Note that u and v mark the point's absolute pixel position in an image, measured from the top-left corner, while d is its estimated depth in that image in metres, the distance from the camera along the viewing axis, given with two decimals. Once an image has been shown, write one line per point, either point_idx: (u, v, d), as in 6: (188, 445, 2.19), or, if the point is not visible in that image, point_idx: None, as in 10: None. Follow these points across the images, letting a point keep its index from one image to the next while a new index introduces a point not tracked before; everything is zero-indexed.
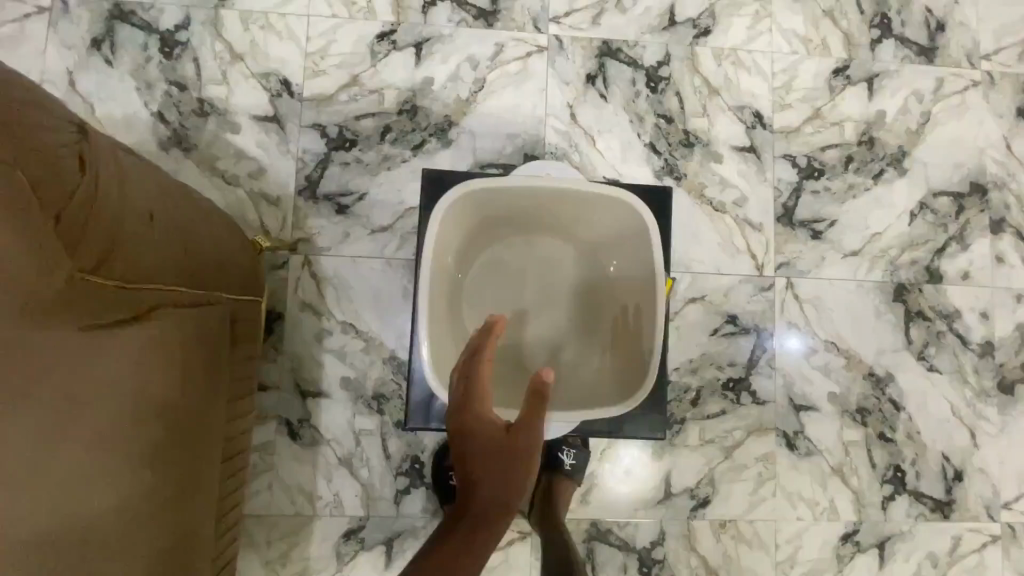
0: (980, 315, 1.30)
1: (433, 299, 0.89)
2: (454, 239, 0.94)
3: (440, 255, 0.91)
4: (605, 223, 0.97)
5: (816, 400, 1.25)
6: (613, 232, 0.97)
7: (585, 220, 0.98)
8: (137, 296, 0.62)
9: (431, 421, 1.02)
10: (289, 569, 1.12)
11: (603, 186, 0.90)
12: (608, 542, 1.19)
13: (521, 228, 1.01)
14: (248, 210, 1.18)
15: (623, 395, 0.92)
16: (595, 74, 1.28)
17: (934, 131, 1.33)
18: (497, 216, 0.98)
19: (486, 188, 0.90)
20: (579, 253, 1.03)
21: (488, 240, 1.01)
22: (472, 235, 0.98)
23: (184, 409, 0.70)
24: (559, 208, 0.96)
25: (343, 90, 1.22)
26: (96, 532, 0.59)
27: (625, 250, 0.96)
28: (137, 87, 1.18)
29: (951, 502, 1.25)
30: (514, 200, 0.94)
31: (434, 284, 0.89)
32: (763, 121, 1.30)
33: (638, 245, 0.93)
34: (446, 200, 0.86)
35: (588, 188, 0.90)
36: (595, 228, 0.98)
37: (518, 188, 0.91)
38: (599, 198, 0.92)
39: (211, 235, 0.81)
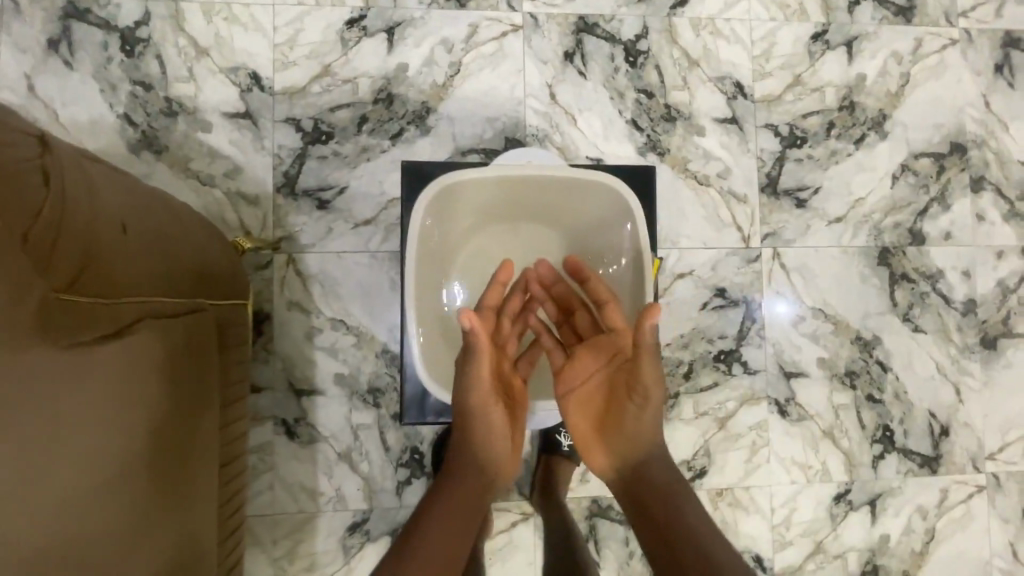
0: (963, 274, 1.32)
1: (419, 295, 0.89)
2: (439, 232, 0.93)
3: (424, 250, 0.90)
4: (588, 208, 0.96)
5: (806, 365, 1.27)
6: (600, 214, 0.95)
7: (571, 204, 0.96)
8: (118, 308, 0.61)
9: (426, 414, 1.02)
10: (295, 565, 1.13)
11: (586, 170, 0.88)
12: (608, 517, 1.21)
13: (507, 215, 1.00)
14: (227, 211, 1.16)
15: None
16: (573, 52, 1.25)
17: (914, 93, 1.33)
18: (478, 207, 0.97)
19: (466, 180, 0.89)
20: (566, 236, 1.01)
21: (473, 231, 1.00)
22: (458, 226, 0.97)
23: (175, 418, 0.69)
24: (543, 194, 0.95)
25: (315, 82, 1.19)
26: (91, 545, 0.58)
27: (612, 232, 0.95)
28: (100, 89, 1.14)
29: (938, 457, 1.29)
30: (497, 189, 0.93)
31: (420, 280, 0.89)
32: (744, 91, 1.29)
33: (624, 226, 0.92)
34: (426, 195, 0.86)
35: (569, 173, 0.89)
36: (580, 214, 0.98)
37: (497, 177, 0.90)
38: (581, 181, 0.91)
39: (189, 242, 0.79)
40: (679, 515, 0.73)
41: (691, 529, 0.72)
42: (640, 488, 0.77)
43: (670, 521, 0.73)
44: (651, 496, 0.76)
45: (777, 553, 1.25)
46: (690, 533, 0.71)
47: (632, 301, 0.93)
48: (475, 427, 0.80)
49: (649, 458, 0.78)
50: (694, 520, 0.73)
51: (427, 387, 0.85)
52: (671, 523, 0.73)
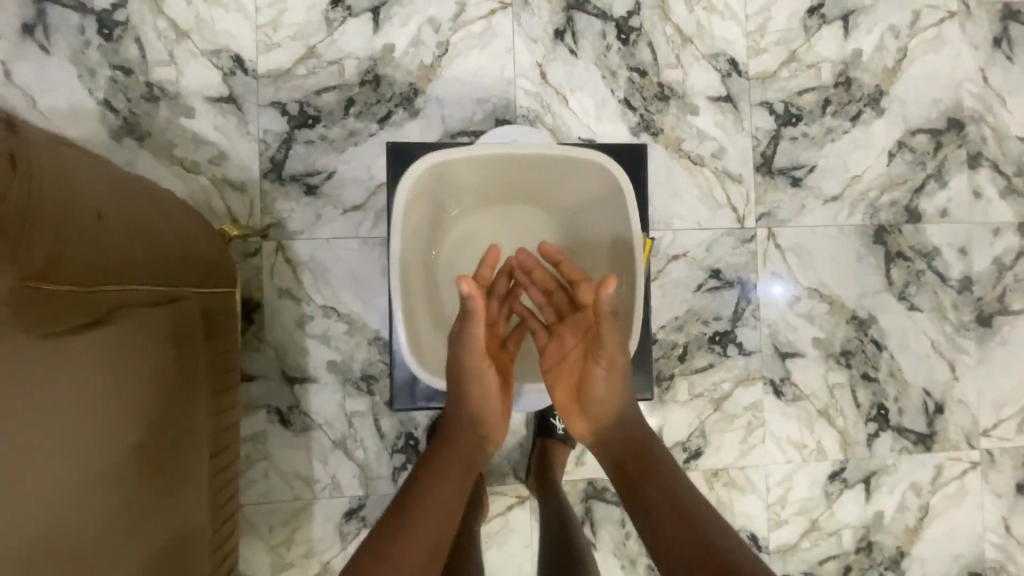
0: (959, 251, 1.31)
1: (405, 279, 0.87)
2: (424, 215, 0.91)
3: (409, 233, 0.88)
4: (577, 188, 0.95)
5: (801, 345, 1.27)
6: (587, 194, 0.94)
7: (559, 183, 0.95)
8: (91, 298, 0.59)
9: (417, 400, 1.02)
10: (292, 552, 1.14)
11: (574, 147, 0.87)
12: (604, 499, 1.21)
13: (494, 197, 0.98)
14: (213, 197, 1.14)
15: None
16: (563, 29, 1.22)
17: (911, 68, 1.31)
18: (465, 188, 0.95)
19: (451, 160, 0.87)
20: (555, 218, 1.00)
21: (460, 213, 0.99)
22: (444, 208, 0.96)
23: (162, 410, 0.68)
24: (531, 174, 0.94)
25: (300, 64, 1.16)
26: (81, 539, 0.58)
27: (600, 212, 0.94)
28: (79, 75, 1.11)
29: (932, 434, 1.29)
30: (483, 170, 0.92)
31: (405, 263, 0.87)
32: (739, 68, 1.27)
33: (613, 205, 0.90)
34: (409, 176, 0.83)
35: (555, 152, 0.87)
36: (568, 193, 0.96)
37: (483, 156, 0.88)
38: (568, 160, 0.89)
39: (170, 228, 0.77)
40: (668, 500, 0.70)
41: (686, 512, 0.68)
42: (626, 466, 0.77)
43: (660, 503, 0.70)
44: (634, 470, 0.75)
45: (771, 531, 1.26)
46: (683, 518, 0.67)
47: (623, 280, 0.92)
48: (472, 392, 0.84)
49: (626, 425, 0.80)
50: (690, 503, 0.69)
51: (417, 375, 0.84)
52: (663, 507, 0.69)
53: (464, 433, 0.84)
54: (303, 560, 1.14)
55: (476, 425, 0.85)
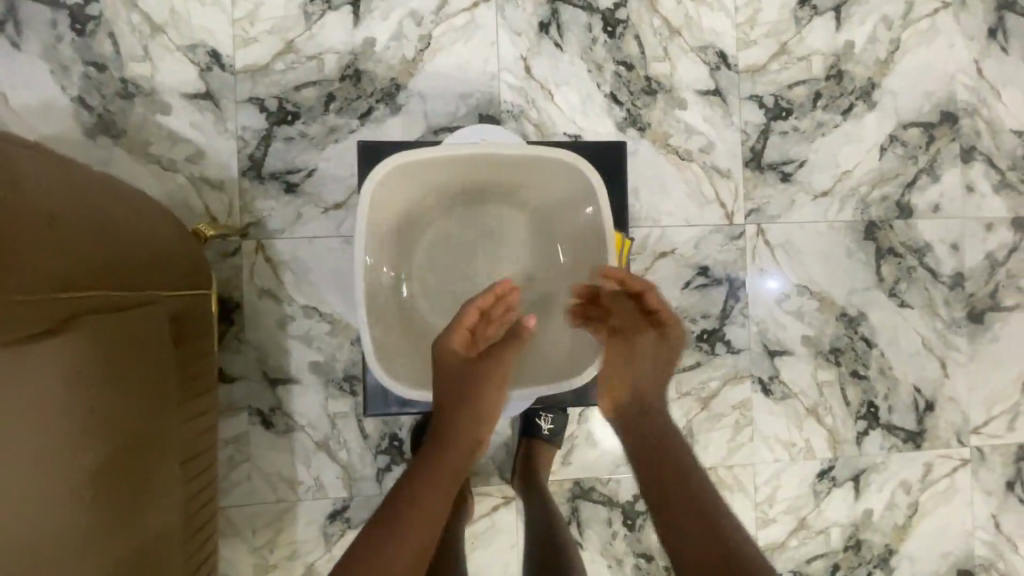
0: (950, 247, 1.29)
1: (368, 283, 0.87)
2: (390, 216, 0.90)
3: (375, 235, 0.88)
4: (547, 186, 0.93)
5: (790, 343, 1.25)
6: (558, 193, 0.93)
7: (532, 182, 0.93)
8: (43, 304, 0.57)
9: (391, 405, 1.00)
10: (276, 553, 1.13)
11: (543, 147, 0.86)
12: (591, 499, 1.20)
13: (467, 196, 0.96)
14: (191, 196, 1.11)
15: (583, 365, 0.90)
16: (548, 22, 1.20)
17: (904, 59, 1.28)
18: (431, 192, 0.93)
19: (418, 160, 0.85)
20: (531, 217, 0.98)
21: (432, 212, 0.96)
22: (415, 206, 0.94)
23: (128, 416, 0.67)
24: (502, 172, 0.92)
25: (278, 59, 1.13)
26: (44, 541, 0.58)
27: (572, 211, 0.93)
28: (52, 71, 1.08)
29: (922, 432, 1.28)
30: (452, 169, 0.90)
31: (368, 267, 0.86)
32: (728, 61, 1.24)
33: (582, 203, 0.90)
34: (373, 176, 0.82)
35: (519, 150, 0.86)
36: (539, 193, 0.95)
37: (445, 160, 0.87)
38: (533, 159, 0.88)
39: (136, 231, 0.75)
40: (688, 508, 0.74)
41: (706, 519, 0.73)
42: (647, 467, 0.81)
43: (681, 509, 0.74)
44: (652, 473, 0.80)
45: (759, 530, 1.25)
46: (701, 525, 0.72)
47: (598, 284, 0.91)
48: (472, 401, 0.85)
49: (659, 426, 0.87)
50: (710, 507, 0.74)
51: (392, 389, 0.83)
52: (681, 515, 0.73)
53: (457, 442, 0.84)
54: (287, 562, 1.13)
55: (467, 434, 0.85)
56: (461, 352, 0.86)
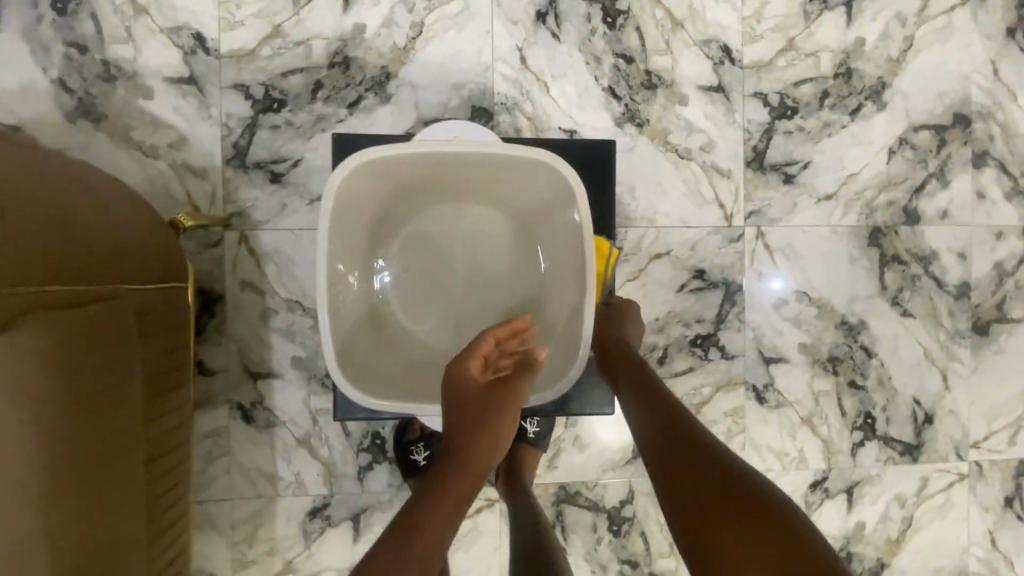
0: (958, 256, 1.25)
1: (335, 278, 0.85)
2: (361, 212, 0.88)
3: (344, 231, 0.86)
4: (530, 187, 0.90)
5: (787, 351, 1.22)
6: (542, 195, 0.90)
7: (512, 181, 0.90)
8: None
9: (358, 411, 0.97)
10: (255, 549, 1.11)
11: (521, 146, 0.82)
12: (576, 504, 1.18)
13: (444, 193, 0.93)
14: (173, 184, 1.09)
15: (555, 377, 0.90)
16: (546, 11, 1.15)
17: (917, 58, 1.23)
18: (406, 186, 0.91)
19: (390, 156, 0.83)
20: (511, 216, 0.95)
21: (409, 206, 0.94)
22: (390, 199, 0.91)
23: (88, 417, 0.64)
24: (480, 169, 0.89)
25: (265, 44, 1.10)
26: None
27: (555, 215, 0.90)
28: (32, 51, 1.05)
29: (920, 444, 1.25)
30: (427, 165, 0.87)
31: (335, 266, 0.85)
32: (732, 56, 1.19)
33: (565, 207, 0.87)
34: (341, 171, 0.80)
35: (501, 151, 0.83)
36: (522, 194, 0.92)
37: (421, 155, 0.84)
38: (514, 159, 0.84)
39: (100, 222, 0.72)
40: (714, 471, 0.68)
41: (731, 475, 0.67)
42: (663, 449, 0.75)
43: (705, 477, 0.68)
44: (673, 443, 0.74)
45: None
46: (729, 495, 0.65)
47: (573, 287, 0.89)
48: (490, 426, 0.83)
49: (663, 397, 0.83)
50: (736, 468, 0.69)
51: (351, 396, 0.83)
52: (708, 481, 0.67)
53: (470, 468, 0.81)
54: (266, 558, 1.11)
55: (481, 456, 0.83)
56: (477, 376, 0.85)
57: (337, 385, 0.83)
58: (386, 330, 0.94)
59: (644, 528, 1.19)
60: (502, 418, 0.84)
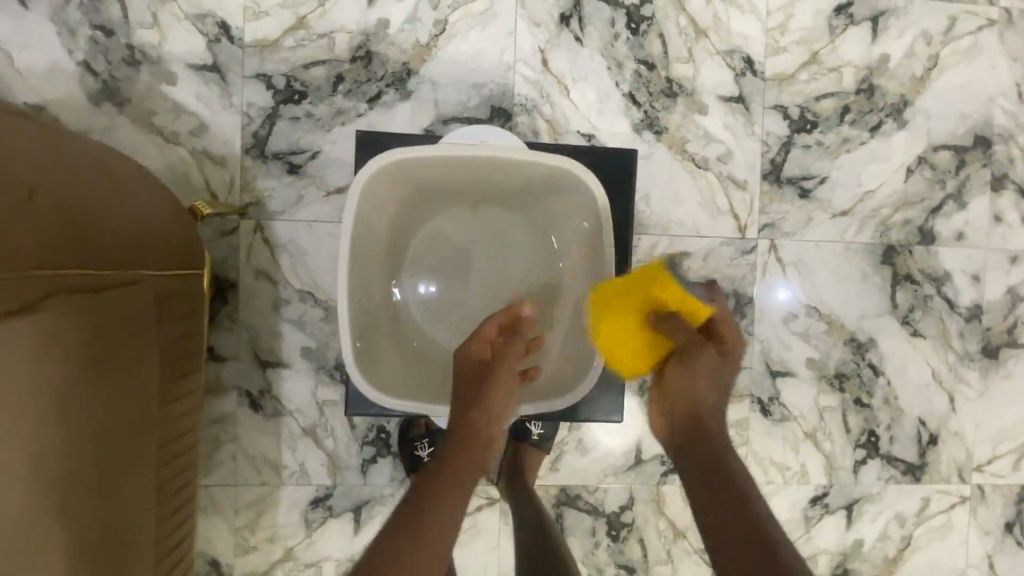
0: (971, 278, 1.24)
1: (356, 273, 0.86)
2: (383, 210, 0.89)
3: (363, 229, 0.86)
4: (552, 194, 0.93)
5: (794, 365, 1.22)
6: (564, 202, 0.92)
7: (532, 187, 0.92)
8: (10, 287, 0.54)
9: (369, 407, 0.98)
10: (257, 535, 1.12)
11: (544, 152, 0.84)
12: (576, 507, 1.18)
13: (466, 195, 0.95)
14: (192, 170, 1.09)
15: (569, 382, 0.91)
16: (570, 14, 1.15)
17: (940, 77, 1.22)
18: (430, 186, 0.92)
19: (414, 157, 0.84)
20: (530, 222, 0.97)
21: (429, 207, 0.95)
22: (413, 199, 0.93)
23: (107, 402, 0.66)
24: (502, 175, 0.91)
25: (289, 35, 1.10)
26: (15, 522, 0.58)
27: (576, 222, 0.92)
28: (59, 33, 1.06)
29: (923, 465, 1.24)
30: (451, 168, 0.88)
31: (358, 262, 0.86)
32: (755, 67, 1.19)
33: (588, 215, 0.90)
34: (365, 171, 0.81)
35: (534, 158, 0.85)
36: (543, 201, 0.94)
37: (447, 157, 0.86)
38: (542, 165, 0.86)
39: (123, 208, 0.73)
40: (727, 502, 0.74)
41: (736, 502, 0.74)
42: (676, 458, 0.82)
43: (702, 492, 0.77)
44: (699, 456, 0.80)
45: None
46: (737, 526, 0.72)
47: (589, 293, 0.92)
48: (488, 403, 0.83)
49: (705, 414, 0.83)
50: (739, 485, 0.75)
51: (367, 394, 0.83)
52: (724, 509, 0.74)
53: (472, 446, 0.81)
54: (267, 545, 1.13)
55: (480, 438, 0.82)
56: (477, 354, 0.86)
57: (353, 382, 0.83)
58: (401, 330, 0.95)
59: (642, 535, 1.20)
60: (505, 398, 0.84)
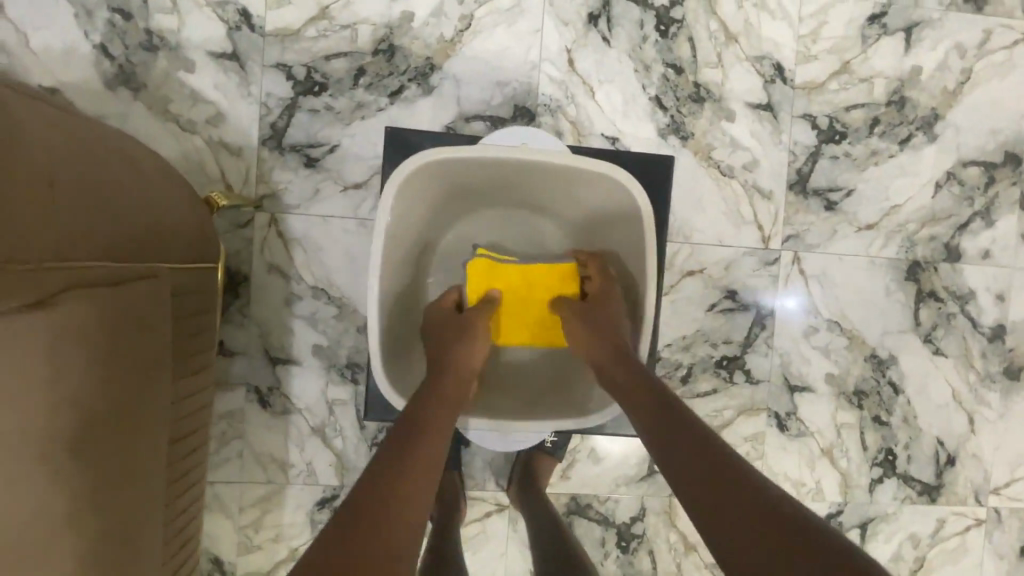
0: (996, 297, 1.22)
1: (388, 275, 0.87)
2: (415, 212, 0.89)
3: (396, 230, 0.87)
4: (584, 199, 0.94)
5: (812, 380, 1.20)
6: (598, 206, 0.94)
7: (564, 192, 0.94)
8: (21, 278, 0.52)
9: None
10: (261, 535, 1.10)
11: (577, 157, 0.84)
12: (587, 516, 1.16)
13: (496, 199, 0.98)
14: (208, 160, 1.07)
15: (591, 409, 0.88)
16: (598, 13, 1.12)
17: (973, 92, 1.19)
18: (461, 188, 0.93)
19: (445, 160, 0.84)
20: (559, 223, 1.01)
21: (459, 210, 0.98)
22: (443, 201, 0.94)
23: (119, 402, 0.63)
24: (535, 180, 0.92)
25: (311, 25, 1.07)
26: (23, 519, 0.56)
27: (609, 226, 0.95)
28: (76, 15, 1.03)
29: (940, 486, 1.22)
30: (483, 170, 0.89)
31: (391, 263, 0.87)
32: (784, 74, 1.16)
33: (624, 219, 0.91)
34: (397, 176, 0.81)
35: (571, 162, 0.85)
36: (575, 204, 0.96)
37: (481, 159, 0.86)
38: (577, 169, 0.86)
39: (141, 198, 0.71)
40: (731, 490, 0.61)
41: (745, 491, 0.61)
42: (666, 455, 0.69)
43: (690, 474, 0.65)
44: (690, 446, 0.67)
45: None
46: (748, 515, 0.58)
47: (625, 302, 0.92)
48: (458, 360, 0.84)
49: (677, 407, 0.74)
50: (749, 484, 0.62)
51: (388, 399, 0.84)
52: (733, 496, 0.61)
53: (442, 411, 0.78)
54: (271, 545, 1.11)
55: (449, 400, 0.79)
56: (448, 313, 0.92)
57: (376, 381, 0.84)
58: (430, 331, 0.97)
59: (652, 547, 1.18)
60: (472, 353, 0.86)
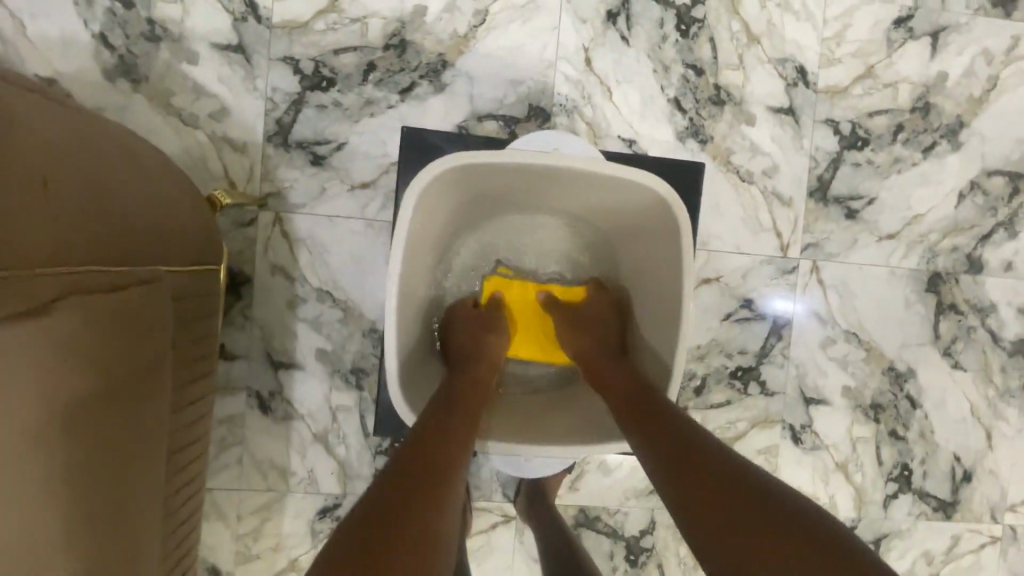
0: (1017, 310, 1.19)
1: (408, 282, 0.84)
2: (435, 218, 0.86)
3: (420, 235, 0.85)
4: (610, 206, 0.91)
5: (828, 393, 1.17)
6: (624, 214, 0.91)
7: (588, 200, 0.91)
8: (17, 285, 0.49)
9: None
10: (260, 544, 1.07)
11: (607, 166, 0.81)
12: (595, 529, 1.13)
13: (519, 204, 0.95)
14: (210, 156, 1.03)
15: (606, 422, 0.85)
16: (617, 11, 1.09)
17: (999, 100, 1.16)
18: (484, 193, 0.91)
19: (470, 165, 0.81)
20: (582, 230, 0.99)
21: (480, 214, 0.96)
22: (465, 206, 0.91)
23: (119, 412, 0.60)
24: (560, 187, 0.89)
25: (320, 18, 1.03)
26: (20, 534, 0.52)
27: (635, 234, 0.92)
28: (75, 2, 0.99)
29: (955, 503, 1.19)
30: (507, 176, 0.86)
31: (411, 270, 0.84)
32: (807, 78, 1.13)
33: (652, 227, 0.88)
34: (417, 183, 0.77)
35: (599, 169, 0.81)
36: (601, 211, 0.93)
37: (507, 166, 0.82)
38: (603, 176, 0.83)
39: (143, 198, 0.68)
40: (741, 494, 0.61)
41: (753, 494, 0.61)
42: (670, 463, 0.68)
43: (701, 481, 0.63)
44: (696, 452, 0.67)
45: None
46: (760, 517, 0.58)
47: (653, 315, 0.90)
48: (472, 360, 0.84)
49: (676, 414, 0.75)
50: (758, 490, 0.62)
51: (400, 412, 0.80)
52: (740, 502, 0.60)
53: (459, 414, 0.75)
54: (270, 554, 1.07)
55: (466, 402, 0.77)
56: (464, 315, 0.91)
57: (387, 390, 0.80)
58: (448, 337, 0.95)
59: (661, 561, 1.15)
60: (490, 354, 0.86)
